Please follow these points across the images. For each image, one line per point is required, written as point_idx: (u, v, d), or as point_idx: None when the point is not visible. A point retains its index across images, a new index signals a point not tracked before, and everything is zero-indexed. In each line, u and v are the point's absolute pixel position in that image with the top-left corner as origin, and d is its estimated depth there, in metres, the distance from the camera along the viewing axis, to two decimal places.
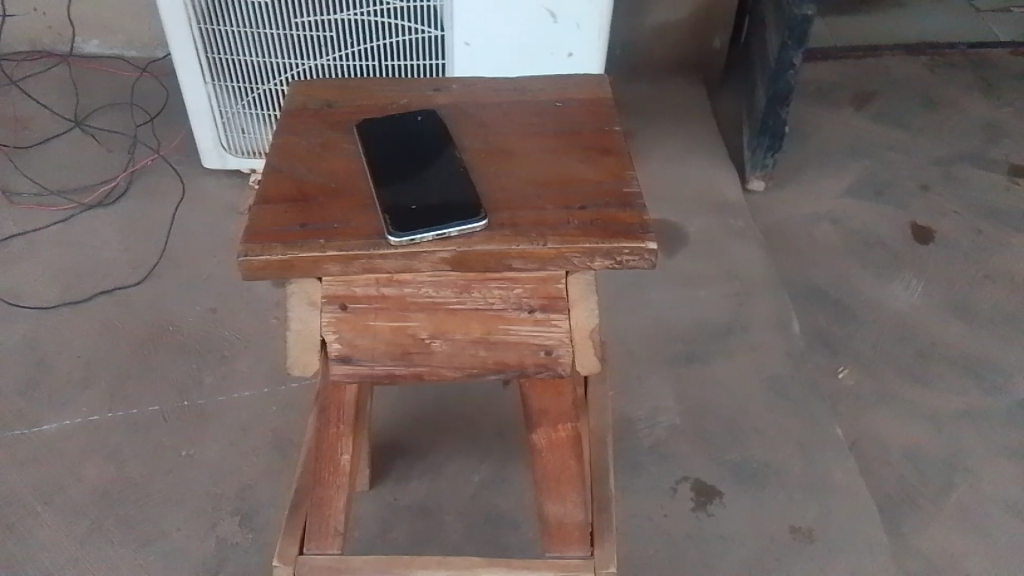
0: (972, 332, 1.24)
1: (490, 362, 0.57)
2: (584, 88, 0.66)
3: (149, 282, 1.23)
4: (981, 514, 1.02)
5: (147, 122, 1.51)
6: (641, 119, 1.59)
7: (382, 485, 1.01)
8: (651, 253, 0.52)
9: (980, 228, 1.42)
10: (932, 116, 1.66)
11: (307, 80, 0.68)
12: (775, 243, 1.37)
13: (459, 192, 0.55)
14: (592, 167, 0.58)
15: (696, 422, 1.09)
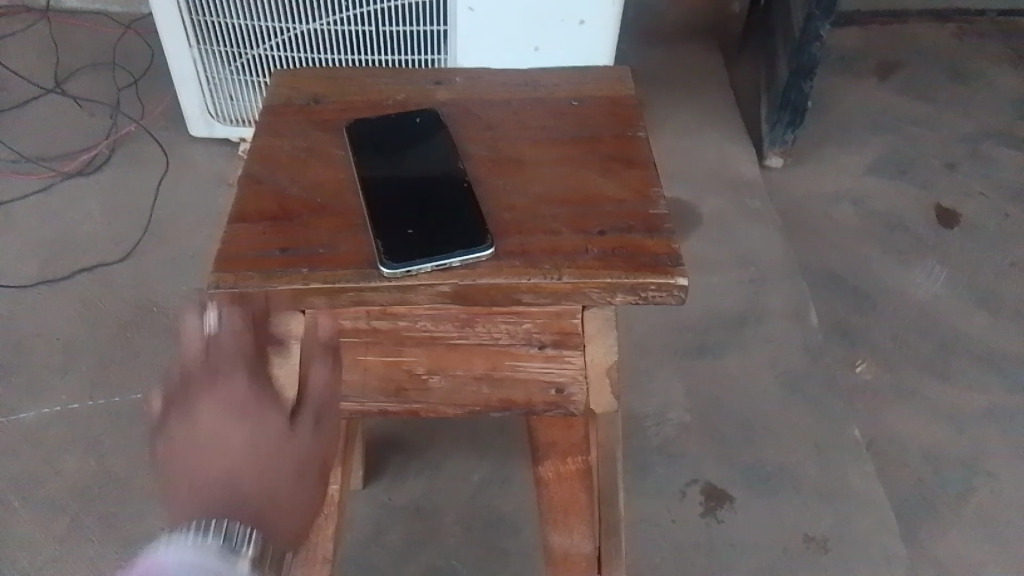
0: (997, 324, 1.18)
1: (494, 401, 0.52)
2: (603, 84, 0.60)
3: (132, 258, 1.17)
4: (1001, 520, 0.97)
5: (131, 84, 1.43)
6: (653, 88, 1.52)
7: (376, 484, 0.96)
8: (681, 289, 0.47)
9: (1007, 211, 1.35)
10: (959, 88, 1.58)
11: (293, 71, 0.61)
12: (792, 225, 1.30)
13: (460, 212, 0.49)
14: (615, 182, 0.52)
15: (707, 420, 1.04)
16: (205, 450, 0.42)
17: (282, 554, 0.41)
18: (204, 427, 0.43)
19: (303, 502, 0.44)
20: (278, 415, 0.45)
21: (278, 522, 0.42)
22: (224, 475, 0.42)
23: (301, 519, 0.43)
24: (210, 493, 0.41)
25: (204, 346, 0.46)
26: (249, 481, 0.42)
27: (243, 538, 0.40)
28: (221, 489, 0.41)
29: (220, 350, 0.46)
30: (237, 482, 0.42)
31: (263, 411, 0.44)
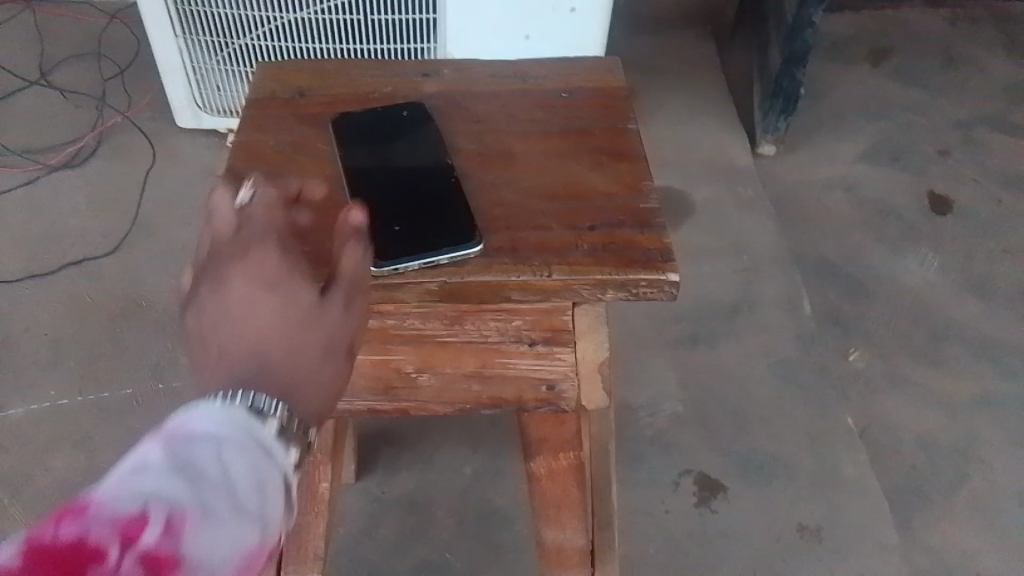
0: (990, 311, 1.18)
1: (484, 398, 0.51)
2: (593, 75, 0.60)
3: (120, 252, 1.15)
4: (994, 508, 0.97)
5: (117, 75, 1.41)
6: (645, 76, 1.51)
7: (369, 478, 0.96)
8: (673, 286, 0.47)
9: (1000, 198, 1.34)
10: (953, 74, 1.57)
11: (279, 65, 0.60)
12: (785, 213, 1.29)
13: (446, 208, 0.50)
14: (606, 176, 0.53)
15: (700, 410, 1.04)
16: (239, 319, 0.39)
17: (306, 429, 0.39)
18: (236, 295, 0.40)
19: (330, 384, 0.41)
20: (309, 289, 0.42)
21: (303, 397, 0.39)
22: (254, 345, 0.39)
23: (327, 401, 0.41)
24: (237, 359, 0.38)
25: (236, 223, 0.44)
26: (278, 352, 0.39)
27: (270, 405, 0.36)
28: (252, 358, 0.38)
29: (252, 225, 0.44)
30: (269, 354, 0.39)
31: (294, 286, 0.41)
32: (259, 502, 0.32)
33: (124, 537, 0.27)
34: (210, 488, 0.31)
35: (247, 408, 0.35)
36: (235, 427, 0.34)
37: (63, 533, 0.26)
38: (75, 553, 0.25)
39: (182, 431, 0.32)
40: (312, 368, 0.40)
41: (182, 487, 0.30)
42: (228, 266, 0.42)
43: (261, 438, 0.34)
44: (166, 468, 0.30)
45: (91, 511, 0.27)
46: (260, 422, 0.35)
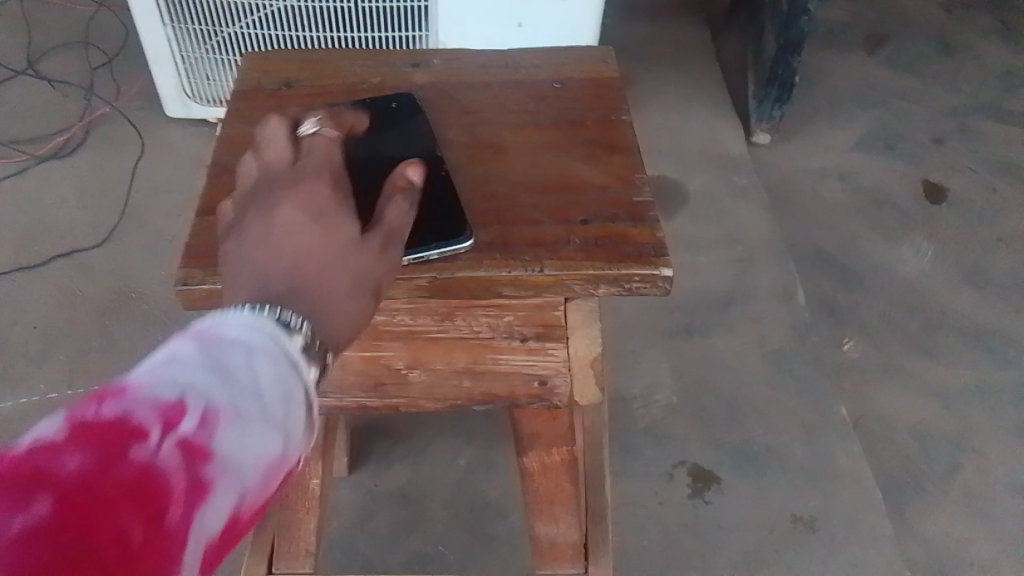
0: (984, 300, 1.17)
1: (475, 394, 0.51)
2: (586, 66, 0.62)
3: (110, 243, 1.14)
4: (988, 498, 0.97)
5: (106, 65, 1.40)
6: (639, 65, 1.50)
7: (362, 470, 0.95)
8: (665, 280, 0.47)
9: (994, 186, 1.34)
10: (948, 61, 1.56)
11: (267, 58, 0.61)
12: (780, 202, 1.29)
13: (443, 202, 0.49)
14: (598, 169, 0.53)
15: (694, 401, 1.03)
16: (281, 240, 0.39)
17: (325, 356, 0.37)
18: (281, 219, 0.40)
19: (355, 322, 0.40)
20: (351, 223, 0.42)
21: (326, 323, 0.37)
22: (289, 266, 0.38)
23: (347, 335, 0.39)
24: (272, 275, 0.37)
25: (290, 157, 0.45)
26: (308, 275, 0.38)
27: (295, 320, 0.35)
28: (287, 278, 0.37)
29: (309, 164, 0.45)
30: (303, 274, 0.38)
31: (336, 221, 0.41)
32: (287, 413, 0.31)
33: (158, 425, 0.26)
34: (242, 389, 0.30)
35: (277, 318, 0.34)
36: (267, 333, 0.33)
37: (100, 413, 0.25)
38: (111, 432, 0.25)
39: (214, 333, 0.31)
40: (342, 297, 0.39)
41: (214, 384, 0.29)
42: (277, 193, 0.42)
43: (292, 347, 0.33)
44: (199, 364, 0.29)
45: (126, 396, 0.26)
46: (290, 333, 0.34)
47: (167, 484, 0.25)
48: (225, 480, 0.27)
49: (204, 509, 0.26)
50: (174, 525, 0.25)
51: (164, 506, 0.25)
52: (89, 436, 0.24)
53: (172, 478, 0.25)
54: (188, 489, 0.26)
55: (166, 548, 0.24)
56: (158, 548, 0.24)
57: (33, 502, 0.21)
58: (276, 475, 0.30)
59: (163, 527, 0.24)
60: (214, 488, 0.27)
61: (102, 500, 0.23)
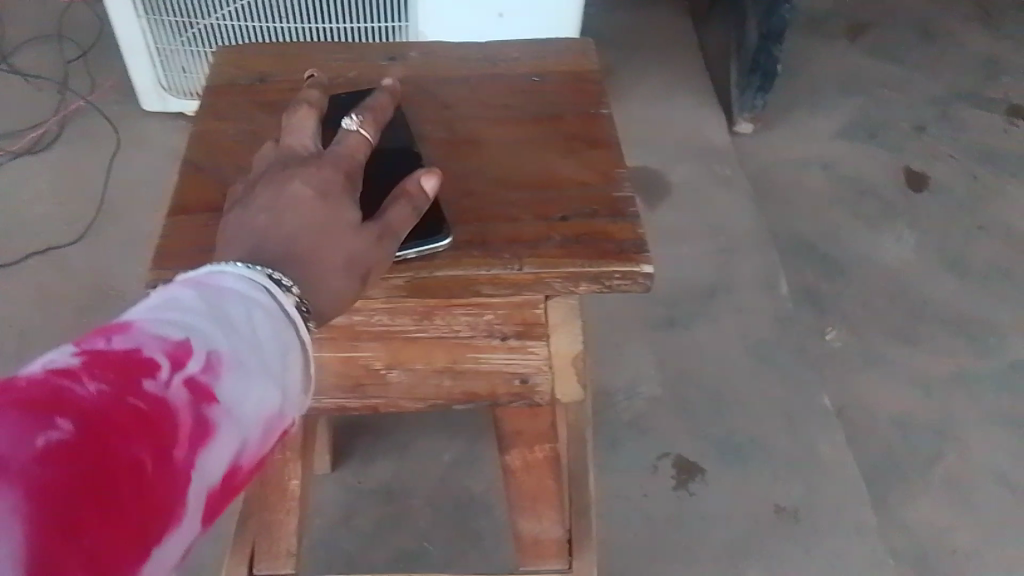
0: (966, 288, 1.18)
1: (456, 393, 0.52)
2: (565, 58, 0.63)
3: (86, 240, 1.13)
4: (969, 485, 0.98)
5: (80, 58, 1.37)
6: (621, 55, 1.49)
7: (345, 467, 0.95)
8: (646, 277, 0.48)
9: (975, 174, 1.34)
10: (929, 49, 1.57)
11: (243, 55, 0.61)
12: (763, 192, 1.28)
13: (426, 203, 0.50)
14: (579, 164, 0.54)
15: (678, 392, 1.03)
16: (283, 214, 0.41)
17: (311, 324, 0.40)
18: (287, 196, 0.42)
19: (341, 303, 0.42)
20: (352, 208, 0.44)
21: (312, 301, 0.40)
22: (287, 237, 0.41)
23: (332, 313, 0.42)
24: (269, 243, 0.40)
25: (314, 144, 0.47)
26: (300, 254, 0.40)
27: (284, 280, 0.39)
28: (283, 244, 0.40)
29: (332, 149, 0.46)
30: (299, 241, 0.41)
31: (336, 207, 0.43)
32: (280, 362, 0.35)
33: (169, 365, 0.30)
34: (241, 338, 0.34)
35: (271, 276, 0.38)
36: (262, 290, 0.37)
37: (113, 352, 0.29)
38: (123, 369, 0.29)
39: (213, 286, 0.35)
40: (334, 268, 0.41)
41: (217, 332, 0.33)
42: (291, 171, 0.44)
43: (281, 304, 0.37)
44: (200, 315, 0.33)
45: (135, 340, 0.30)
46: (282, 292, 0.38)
47: (171, 422, 0.29)
48: (221, 422, 0.31)
49: (203, 447, 0.30)
50: (177, 456, 0.29)
51: (175, 436, 0.29)
52: (106, 371, 0.28)
53: (175, 415, 0.29)
54: (188, 427, 0.30)
55: (171, 477, 0.28)
56: (163, 476, 0.28)
57: (57, 422, 0.25)
58: (264, 418, 0.34)
59: (169, 456, 0.28)
60: (211, 428, 0.31)
61: (115, 425, 0.27)
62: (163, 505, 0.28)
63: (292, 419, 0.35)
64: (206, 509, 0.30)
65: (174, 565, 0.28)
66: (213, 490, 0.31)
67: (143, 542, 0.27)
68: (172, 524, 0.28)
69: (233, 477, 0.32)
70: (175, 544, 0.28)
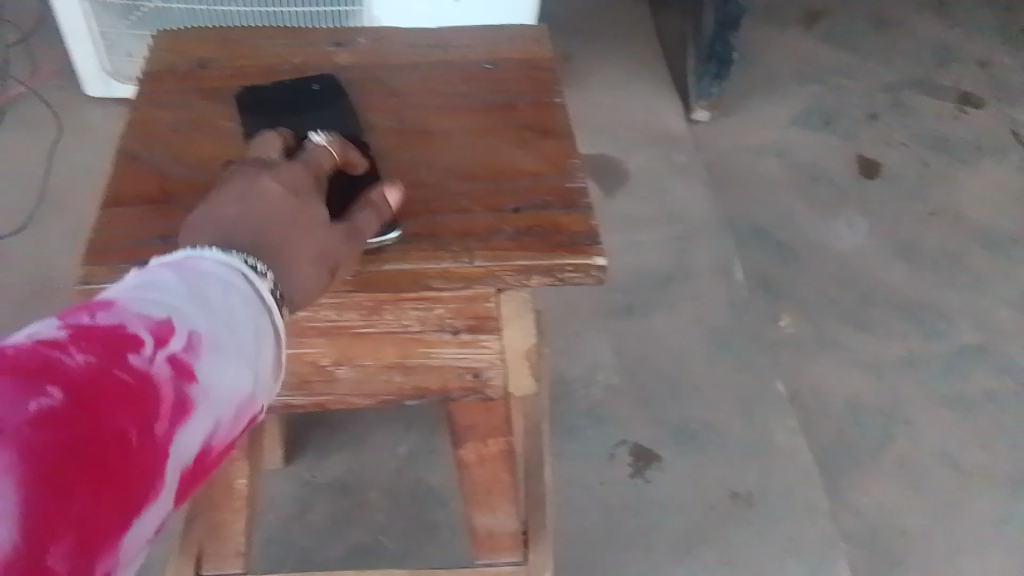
0: (916, 274, 1.20)
1: (408, 388, 0.53)
2: (518, 45, 0.64)
3: (26, 230, 1.09)
4: (919, 467, 0.99)
5: (19, 41, 1.32)
6: (579, 41, 1.48)
7: (298, 461, 0.93)
8: (598, 270, 0.49)
9: (926, 160, 1.36)
10: (882, 37, 1.58)
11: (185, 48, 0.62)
12: (719, 179, 1.29)
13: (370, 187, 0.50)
14: (531, 155, 0.55)
15: (635, 380, 1.03)
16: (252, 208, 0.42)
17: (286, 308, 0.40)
18: (263, 186, 0.43)
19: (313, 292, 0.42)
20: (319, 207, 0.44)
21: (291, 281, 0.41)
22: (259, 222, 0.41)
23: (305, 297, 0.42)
24: (237, 230, 0.40)
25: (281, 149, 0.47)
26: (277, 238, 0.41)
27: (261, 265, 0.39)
28: (253, 230, 0.41)
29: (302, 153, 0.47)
30: (269, 228, 0.41)
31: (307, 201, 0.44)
32: (256, 345, 0.37)
33: (152, 343, 0.32)
34: (220, 320, 0.35)
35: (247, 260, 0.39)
36: (240, 275, 0.38)
37: (97, 327, 0.30)
38: (108, 344, 0.30)
39: (191, 270, 0.36)
40: (304, 254, 0.42)
41: (197, 314, 0.34)
42: (259, 170, 0.44)
43: (260, 289, 0.38)
44: (179, 296, 0.35)
45: (118, 317, 0.32)
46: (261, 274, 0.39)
47: (153, 396, 0.30)
48: (198, 401, 0.33)
49: (182, 422, 0.32)
50: (157, 430, 0.30)
51: (155, 412, 0.30)
52: (92, 344, 0.29)
53: (157, 391, 0.31)
54: (169, 404, 0.31)
55: (153, 450, 0.30)
56: (146, 448, 0.29)
57: (48, 389, 0.26)
58: (239, 400, 0.35)
59: (150, 430, 0.30)
60: (189, 407, 0.32)
61: (102, 395, 0.28)
62: (144, 475, 0.29)
63: (265, 404, 0.37)
64: (181, 483, 0.32)
65: (151, 535, 0.30)
66: (187, 466, 0.32)
67: (126, 510, 0.28)
68: (151, 495, 0.29)
69: (206, 454, 0.33)
70: (153, 515, 0.29)
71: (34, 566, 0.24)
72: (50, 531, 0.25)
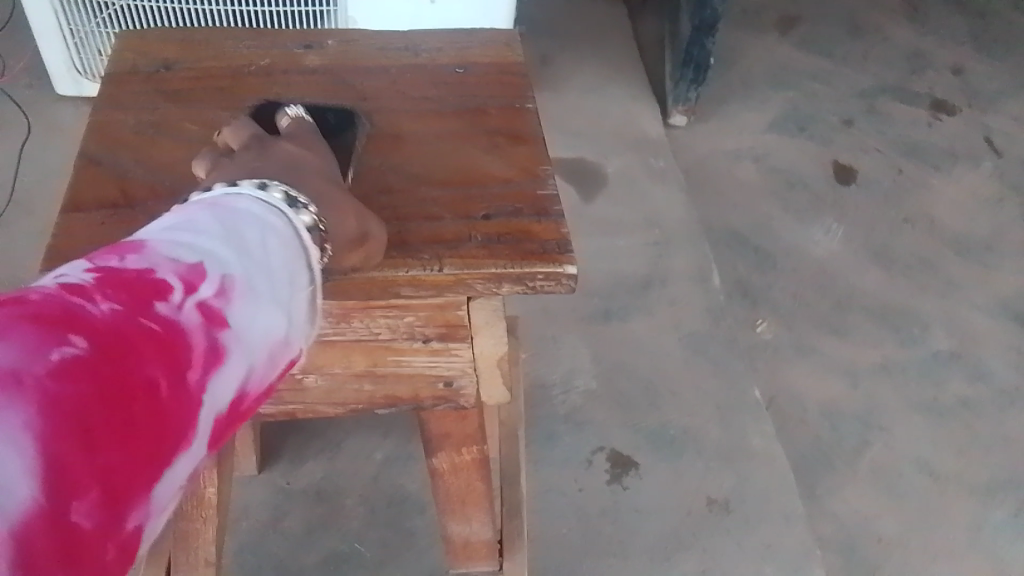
0: (891, 279, 1.20)
1: (378, 397, 0.53)
2: (490, 50, 0.63)
3: None
4: (894, 472, 1.00)
5: None
6: (556, 44, 1.48)
7: (272, 469, 0.92)
8: (569, 278, 0.49)
9: (901, 167, 1.37)
10: (857, 43, 1.59)
11: (148, 49, 0.61)
12: (696, 184, 1.29)
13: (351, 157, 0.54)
14: (502, 161, 0.54)
15: (613, 385, 1.03)
16: (276, 156, 0.44)
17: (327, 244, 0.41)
18: (283, 150, 0.45)
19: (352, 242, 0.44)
20: (333, 168, 0.48)
21: (338, 221, 0.43)
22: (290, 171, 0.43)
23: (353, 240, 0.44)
24: (265, 170, 0.42)
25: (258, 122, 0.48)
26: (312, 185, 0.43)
27: (303, 202, 0.40)
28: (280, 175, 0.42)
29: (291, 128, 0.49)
30: (297, 169, 0.43)
31: (326, 163, 0.47)
32: (287, 290, 0.36)
33: (181, 290, 0.31)
34: (254, 265, 0.35)
35: (281, 201, 0.39)
36: (273, 217, 0.38)
37: (125, 273, 0.30)
38: (134, 290, 0.29)
39: (228, 212, 0.36)
40: (337, 191, 0.44)
41: (230, 259, 0.34)
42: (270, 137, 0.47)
43: (293, 230, 0.38)
44: (210, 240, 0.34)
45: (148, 261, 0.31)
46: (296, 213, 0.39)
47: (182, 344, 0.30)
48: (231, 347, 0.32)
49: (215, 370, 0.31)
50: (190, 379, 0.30)
51: (184, 361, 0.30)
52: (119, 291, 0.29)
53: (188, 337, 0.30)
54: (201, 351, 0.31)
55: (184, 399, 0.29)
56: (177, 399, 0.29)
57: (72, 338, 0.26)
58: (271, 346, 0.35)
59: (182, 380, 0.29)
60: (222, 353, 0.32)
61: (127, 345, 0.27)
62: (174, 426, 0.28)
63: (298, 348, 0.36)
64: (216, 430, 0.31)
65: (185, 484, 0.29)
66: (222, 413, 0.32)
67: (154, 463, 0.27)
68: (182, 445, 0.29)
69: (242, 400, 0.33)
70: (185, 464, 0.29)
71: (58, 523, 0.23)
72: (75, 484, 0.24)
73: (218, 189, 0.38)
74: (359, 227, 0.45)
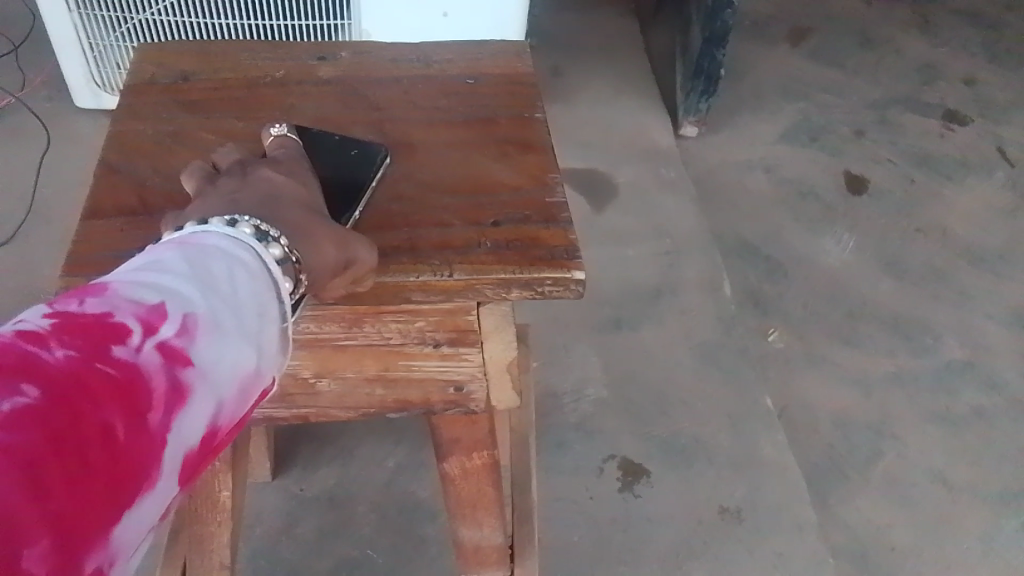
0: (903, 289, 1.20)
1: (389, 401, 0.54)
2: (500, 60, 0.64)
3: (15, 242, 1.09)
4: (906, 482, 1.00)
5: (11, 54, 1.33)
6: (568, 57, 1.49)
7: (285, 475, 0.93)
8: (577, 284, 0.50)
9: (913, 177, 1.37)
10: (868, 54, 1.60)
11: (166, 61, 0.62)
12: (707, 195, 1.30)
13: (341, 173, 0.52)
14: (512, 170, 0.55)
15: (623, 395, 1.03)
16: (258, 186, 0.43)
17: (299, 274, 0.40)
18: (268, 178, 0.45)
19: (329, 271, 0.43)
20: (319, 197, 0.47)
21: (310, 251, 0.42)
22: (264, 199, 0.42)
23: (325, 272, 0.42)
24: (244, 201, 0.41)
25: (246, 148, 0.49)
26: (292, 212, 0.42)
27: (275, 233, 0.39)
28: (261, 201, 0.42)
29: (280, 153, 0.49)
30: (275, 203, 0.42)
31: (308, 193, 0.46)
32: (258, 321, 0.35)
33: (142, 330, 0.29)
34: (222, 300, 0.33)
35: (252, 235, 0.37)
36: (244, 250, 0.36)
37: (82, 316, 0.28)
38: (92, 333, 0.28)
39: (196, 247, 0.35)
40: (317, 222, 0.43)
41: (197, 295, 0.32)
42: (258, 164, 0.47)
43: (263, 262, 0.37)
44: (175, 277, 0.32)
45: (108, 303, 0.29)
46: (267, 245, 0.38)
47: (143, 386, 0.28)
48: (196, 385, 0.31)
49: (179, 410, 0.30)
50: (151, 421, 0.28)
51: (145, 404, 0.28)
52: (76, 337, 0.27)
53: (149, 379, 0.29)
54: (163, 392, 0.29)
55: (145, 442, 0.28)
56: (138, 441, 0.27)
57: (25, 387, 0.24)
58: (240, 378, 0.34)
59: (142, 422, 0.28)
60: (186, 392, 0.30)
61: (82, 390, 0.26)
62: (135, 467, 0.27)
63: (268, 380, 0.35)
64: (182, 470, 0.30)
65: (147, 527, 0.28)
66: (187, 451, 0.30)
67: (113, 508, 0.26)
68: (143, 487, 0.27)
69: (211, 436, 0.31)
70: (149, 506, 0.28)
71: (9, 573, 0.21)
72: (27, 533, 0.22)
73: (188, 226, 0.37)
74: (339, 253, 0.43)
